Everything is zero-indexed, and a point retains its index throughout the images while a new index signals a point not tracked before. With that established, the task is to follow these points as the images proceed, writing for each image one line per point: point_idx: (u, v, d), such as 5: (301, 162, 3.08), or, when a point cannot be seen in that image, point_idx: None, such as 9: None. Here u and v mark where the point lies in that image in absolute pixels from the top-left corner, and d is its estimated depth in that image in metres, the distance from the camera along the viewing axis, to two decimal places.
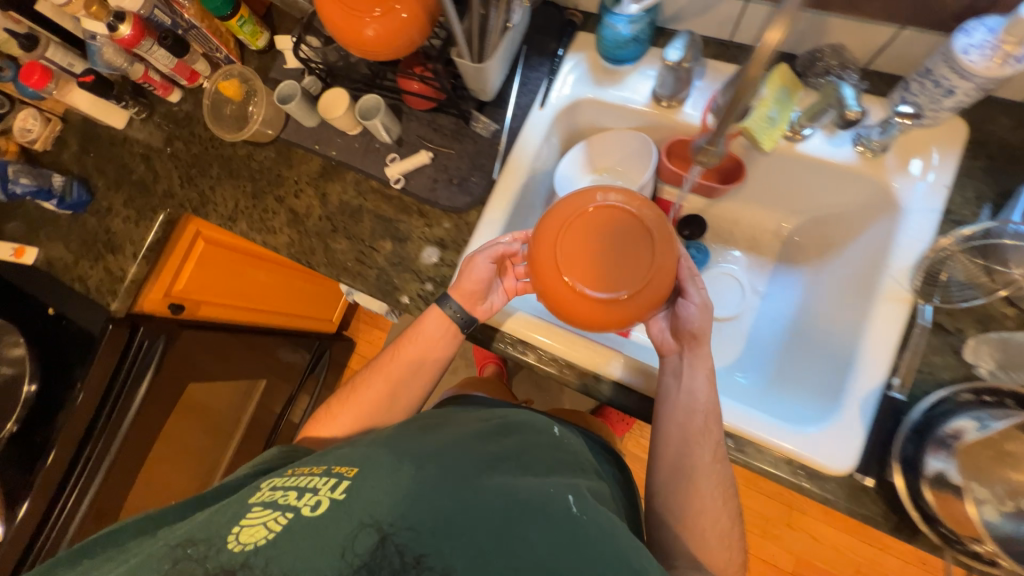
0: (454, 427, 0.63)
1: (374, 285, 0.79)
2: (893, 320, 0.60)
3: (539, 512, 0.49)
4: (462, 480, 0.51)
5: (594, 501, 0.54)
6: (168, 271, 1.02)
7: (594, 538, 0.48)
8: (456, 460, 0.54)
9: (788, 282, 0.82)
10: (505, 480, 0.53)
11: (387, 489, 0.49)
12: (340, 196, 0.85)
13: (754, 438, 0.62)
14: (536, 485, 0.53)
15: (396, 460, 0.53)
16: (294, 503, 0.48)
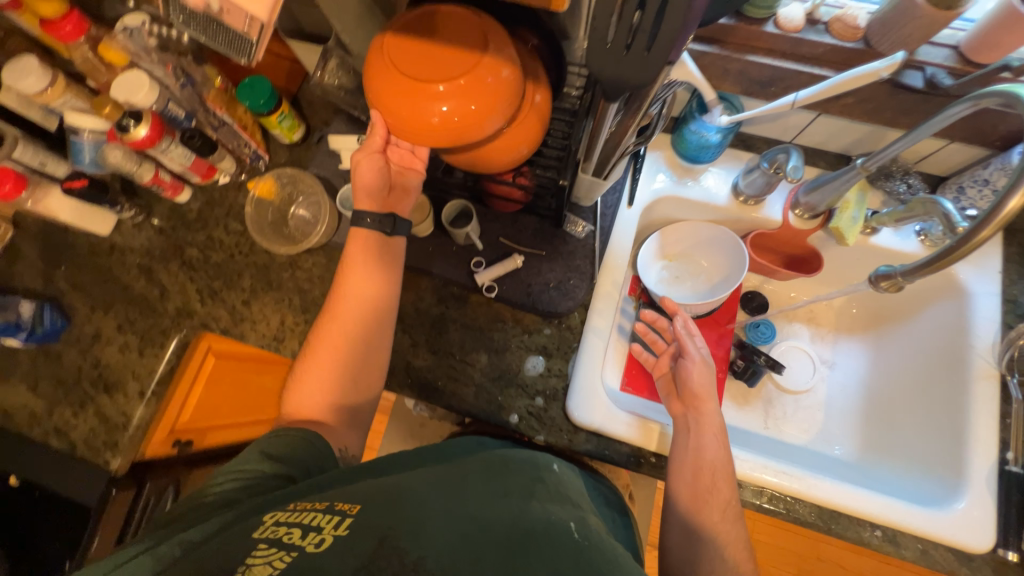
0: (467, 457, 0.55)
1: (474, 405, 0.71)
2: (990, 396, 0.68)
3: (546, 537, 0.41)
4: (463, 505, 0.44)
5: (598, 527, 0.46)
6: (177, 403, 0.83)
7: (602, 562, 0.40)
8: (466, 485, 0.47)
9: (850, 351, 0.89)
10: (515, 504, 0.45)
11: (383, 528, 0.42)
12: (417, 305, 0.76)
13: (902, 527, 0.64)
14: (541, 508, 0.46)
15: (404, 499, 0.45)
16: (299, 540, 0.42)
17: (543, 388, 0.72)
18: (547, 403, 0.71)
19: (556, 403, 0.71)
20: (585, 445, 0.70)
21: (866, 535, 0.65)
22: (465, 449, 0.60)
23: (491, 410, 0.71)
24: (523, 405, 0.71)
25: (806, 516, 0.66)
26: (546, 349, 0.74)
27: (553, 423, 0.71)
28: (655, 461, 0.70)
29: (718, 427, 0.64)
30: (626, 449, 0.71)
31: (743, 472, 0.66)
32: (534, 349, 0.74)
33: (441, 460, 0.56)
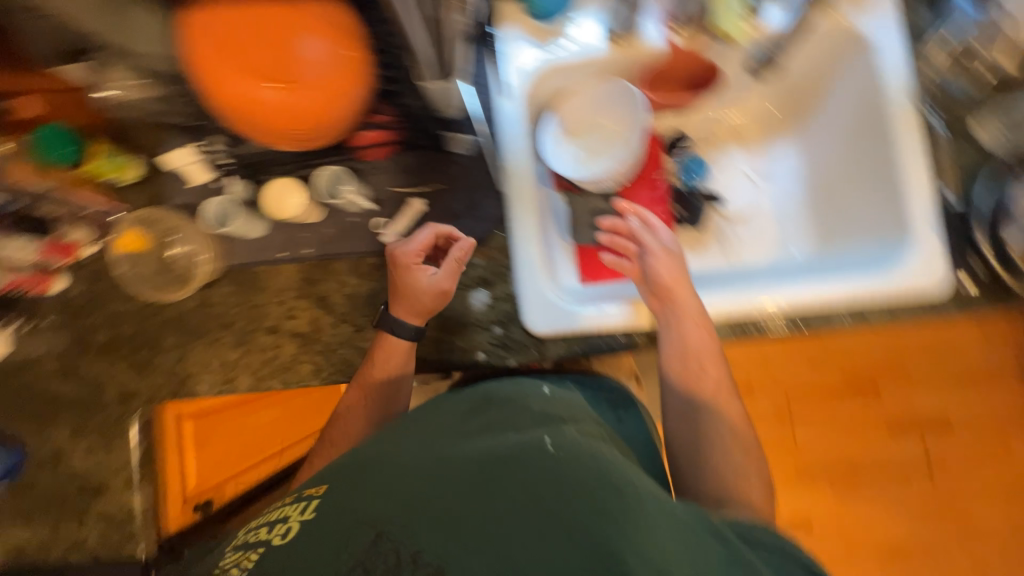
0: (452, 411, 0.62)
1: (439, 359, 0.70)
2: (914, 141, 0.66)
3: (516, 461, 0.49)
4: (434, 456, 0.53)
5: (576, 436, 0.54)
6: (175, 474, 0.84)
7: (569, 469, 0.48)
8: (441, 441, 0.55)
9: (784, 154, 0.86)
10: (486, 442, 0.53)
11: (362, 502, 0.48)
12: (344, 290, 0.73)
13: (862, 300, 0.66)
14: (518, 437, 0.53)
15: (387, 466, 0.52)
16: (266, 537, 0.50)
17: (497, 316, 0.70)
18: (506, 328, 0.70)
19: (514, 325, 0.70)
20: (557, 350, 0.70)
21: (836, 320, 0.66)
22: (445, 401, 0.67)
23: (458, 358, 0.70)
24: (484, 340, 0.70)
25: (777, 327, 0.67)
26: (485, 279, 0.71)
27: (520, 344, 0.70)
28: (628, 337, 0.71)
29: (698, 313, 0.66)
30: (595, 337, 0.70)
31: (708, 313, 0.66)
32: (474, 284, 0.71)
33: (422, 420, 0.62)
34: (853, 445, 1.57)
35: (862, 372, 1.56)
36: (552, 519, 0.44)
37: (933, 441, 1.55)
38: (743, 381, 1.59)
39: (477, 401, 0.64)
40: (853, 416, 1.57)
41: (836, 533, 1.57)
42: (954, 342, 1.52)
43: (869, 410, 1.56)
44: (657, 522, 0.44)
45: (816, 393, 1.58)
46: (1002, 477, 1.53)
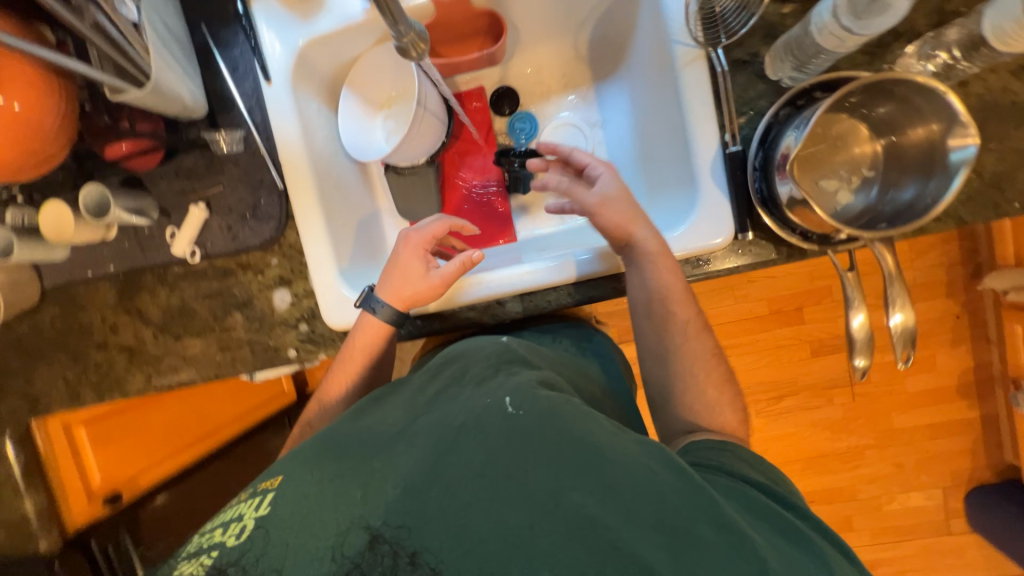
0: (410, 383, 0.59)
1: (255, 359, 0.72)
2: (700, 80, 0.59)
3: (474, 430, 0.44)
4: (396, 435, 0.48)
5: (536, 384, 0.50)
6: (72, 476, 0.92)
7: (534, 426, 0.43)
8: (398, 417, 0.51)
9: (615, 99, 0.79)
10: (439, 414, 0.49)
11: (325, 494, 0.44)
12: (156, 302, 0.74)
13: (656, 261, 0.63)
14: (474, 400, 0.49)
15: (346, 461, 0.47)
16: (218, 538, 0.45)
17: (301, 314, 0.71)
18: (311, 323, 0.71)
19: (320, 320, 0.71)
20: None
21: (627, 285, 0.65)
22: (405, 376, 0.63)
23: (270, 358, 0.72)
24: (293, 338, 0.71)
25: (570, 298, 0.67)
26: (284, 277, 0.71)
27: (328, 339, 0.71)
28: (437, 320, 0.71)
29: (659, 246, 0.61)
30: None
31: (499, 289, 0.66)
32: (275, 283, 0.71)
33: (370, 401, 0.59)
34: (777, 371, 1.60)
35: (785, 299, 1.57)
36: (522, 482, 0.40)
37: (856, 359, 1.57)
38: None
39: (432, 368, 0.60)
40: (777, 343, 1.59)
41: (762, 452, 1.65)
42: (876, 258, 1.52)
43: (793, 336, 1.58)
44: (628, 464, 0.42)
45: (741, 323, 1.59)
46: (924, 387, 1.56)
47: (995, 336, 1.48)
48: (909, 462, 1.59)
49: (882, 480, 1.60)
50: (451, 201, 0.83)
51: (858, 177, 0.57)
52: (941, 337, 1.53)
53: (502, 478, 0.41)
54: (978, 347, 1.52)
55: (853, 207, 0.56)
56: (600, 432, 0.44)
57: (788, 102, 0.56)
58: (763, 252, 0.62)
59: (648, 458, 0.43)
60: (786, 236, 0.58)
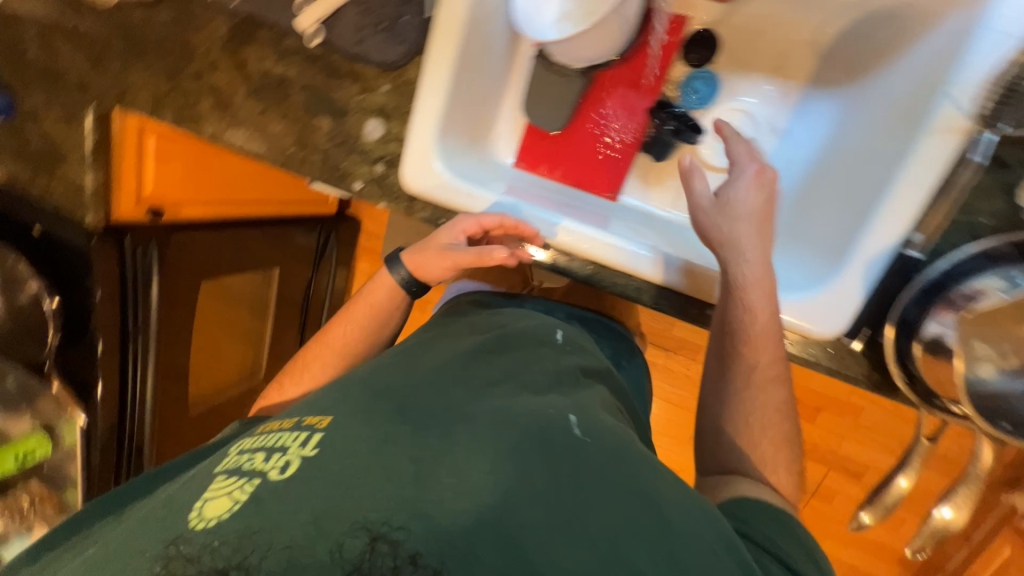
0: (478, 353, 0.57)
1: (322, 171, 0.71)
2: (939, 160, 0.49)
3: (531, 440, 0.42)
4: (448, 403, 0.47)
5: (601, 411, 0.48)
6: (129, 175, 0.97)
7: (593, 459, 0.42)
8: (448, 387, 0.50)
9: (816, 115, 0.66)
10: (496, 401, 0.47)
11: (367, 450, 0.42)
12: (260, 63, 0.70)
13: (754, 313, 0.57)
14: (537, 405, 0.47)
15: (388, 411, 0.47)
16: (260, 468, 0.45)
17: (383, 154, 0.67)
18: (388, 169, 0.67)
19: (396, 171, 0.67)
20: (423, 214, 0.68)
21: None
22: (463, 336, 0.63)
23: (334, 178, 0.70)
24: (365, 173, 0.69)
25: None
26: (385, 109, 0.66)
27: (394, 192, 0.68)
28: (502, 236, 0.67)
29: (769, 290, 0.55)
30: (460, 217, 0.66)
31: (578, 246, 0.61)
32: (374, 111, 0.66)
33: (424, 356, 0.57)
34: None
35: (813, 394, 1.49)
36: (572, 520, 0.37)
37: (833, 481, 1.53)
38: (691, 345, 1.56)
39: (498, 344, 0.58)
40: None
41: None
42: None
43: None
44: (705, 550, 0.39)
45: None
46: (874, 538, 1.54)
47: None
48: None
49: None
50: (581, 127, 0.75)
51: (1014, 360, 0.49)
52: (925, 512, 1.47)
53: (548, 507, 0.38)
54: None
55: (985, 386, 0.49)
56: (678, 501, 0.41)
57: (1011, 245, 0.48)
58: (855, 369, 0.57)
59: (711, 537, 0.41)
60: (895, 373, 0.53)
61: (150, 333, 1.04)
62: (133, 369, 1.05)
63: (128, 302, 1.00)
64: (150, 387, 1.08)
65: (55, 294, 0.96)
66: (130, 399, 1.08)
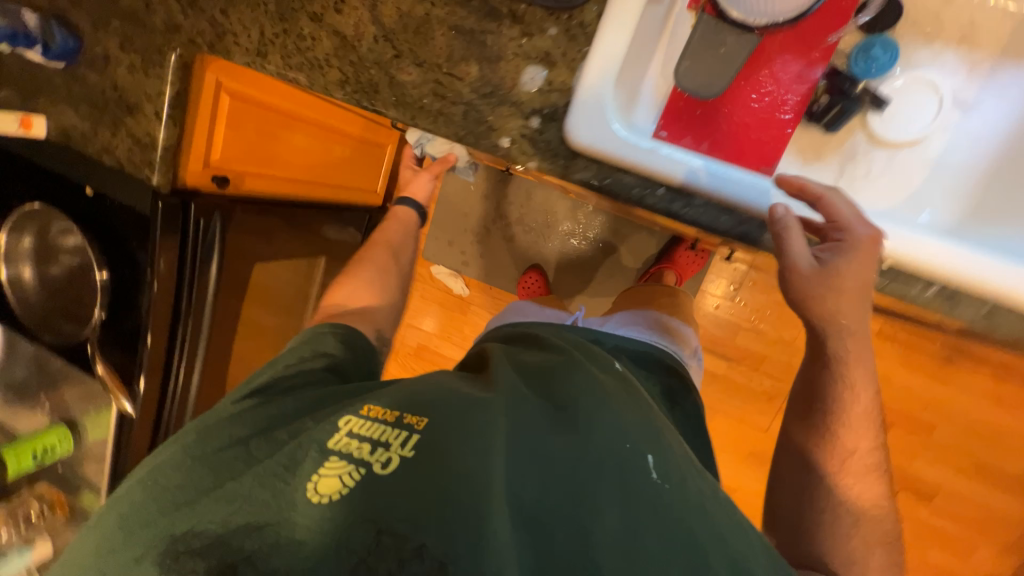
0: (548, 379, 0.64)
1: (462, 126, 0.62)
2: None
3: (609, 474, 0.52)
4: (539, 432, 0.55)
5: (671, 455, 0.57)
6: (200, 136, 0.86)
7: (667, 504, 0.52)
8: (532, 412, 0.57)
9: (1011, 86, 0.61)
10: (577, 436, 0.55)
11: (472, 462, 0.51)
12: (398, 3, 0.63)
13: (970, 284, 0.52)
14: (615, 440, 0.55)
15: (486, 425, 0.54)
16: (366, 457, 0.53)
17: (542, 106, 0.59)
18: (545, 123, 0.60)
19: (555, 125, 0.60)
20: (584, 174, 0.60)
21: (916, 292, 0.52)
22: (526, 352, 0.72)
23: (476, 132, 0.62)
24: (516, 127, 0.61)
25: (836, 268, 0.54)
26: (549, 55, 0.58)
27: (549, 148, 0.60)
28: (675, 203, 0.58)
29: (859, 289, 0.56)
30: (631, 177, 0.58)
31: (778, 211, 0.54)
32: (535, 57, 0.59)
33: (504, 373, 0.64)
34: None
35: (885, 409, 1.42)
36: (637, 555, 0.48)
37: (903, 502, 1.46)
38: (756, 355, 1.49)
39: (572, 368, 0.65)
40: None
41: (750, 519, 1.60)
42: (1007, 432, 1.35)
43: None
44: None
45: None
46: (943, 563, 1.46)
47: None
48: None
49: None
50: (738, 95, 0.69)
51: None
52: (1001, 537, 1.40)
53: (612, 538, 0.49)
54: None
55: None
56: (730, 551, 0.51)
57: None
58: None
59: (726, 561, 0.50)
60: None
61: (202, 321, 0.91)
62: (175, 369, 0.90)
63: (185, 282, 0.87)
64: (193, 390, 0.92)
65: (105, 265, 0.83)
66: (165, 407, 0.91)
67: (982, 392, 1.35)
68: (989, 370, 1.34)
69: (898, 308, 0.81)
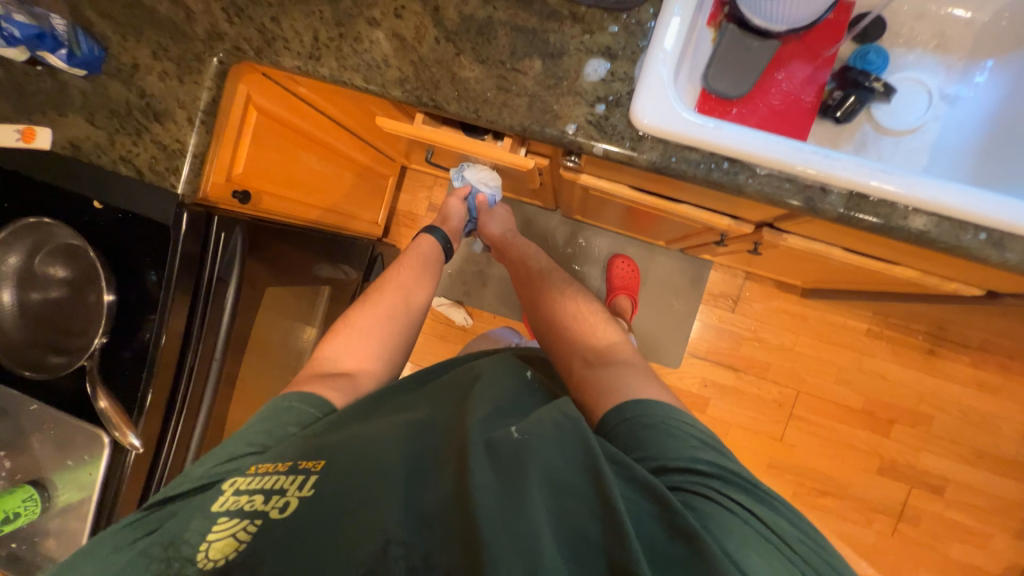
0: (427, 394, 0.65)
1: (527, 116, 0.65)
2: None
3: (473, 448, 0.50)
4: (417, 441, 0.55)
5: (540, 416, 0.55)
6: (227, 147, 0.83)
7: (535, 458, 0.49)
8: (419, 424, 0.58)
9: (985, 81, 0.73)
10: (448, 434, 0.55)
11: (347, 482, 0.51)
12: (460, 9, 0.67)
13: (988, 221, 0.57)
14: (484, 421, 0.54)
15: (363, 442, 0.55)
16: (261, 508, 0.50)
17: (605, 95, 0.64)
18: (609, 109, 0.63)
19: (619, 111, 0.63)
20: (651, 154, 0.63)
21: (966, 240, 0.58)
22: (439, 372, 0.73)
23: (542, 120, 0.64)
24: (581, 114, 0.64)
25: (894, 223, 0.59)
26: (610, 50, 0.64)
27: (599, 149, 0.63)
28: (740, 178, 0.61)
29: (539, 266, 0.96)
30: (697, 154, 0.62)
31: (837, 176, 0.59)
32: (597, 51, 0.64)
33: (391, 405, 0.65)
34: (834, 468, 1.52)
35: (884, 405, 1.50)
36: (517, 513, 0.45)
37: (915, 498, 1.49)
38: (761, 363, 1.54)
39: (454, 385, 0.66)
40: (851, 442, 1.51)
41: None
42: (993, 415, 1.45)
43: (870, 444, 1.50)
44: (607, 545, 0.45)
45: (827, 404, 1.52)
46: (965, 559, 1.48)
47: None
48: None
49: None
50: (764, 94, 0.76)
51: None
52: (1008, 522, 1.46)
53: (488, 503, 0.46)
54: None
55: None
56: (598, 483, 0.48)
57: None
58: None
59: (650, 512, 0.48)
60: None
61: (215, 343, 0.84)
62: (180, 397, 0.81)
63: (200, 300, 0.80)
64: (201, 419, 0.83)
65: (112, 282, 0.75)
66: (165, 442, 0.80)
67: (963, 379, 1.46)
68: (965, 358, 1.46)
69: (910, 286, 0.89)
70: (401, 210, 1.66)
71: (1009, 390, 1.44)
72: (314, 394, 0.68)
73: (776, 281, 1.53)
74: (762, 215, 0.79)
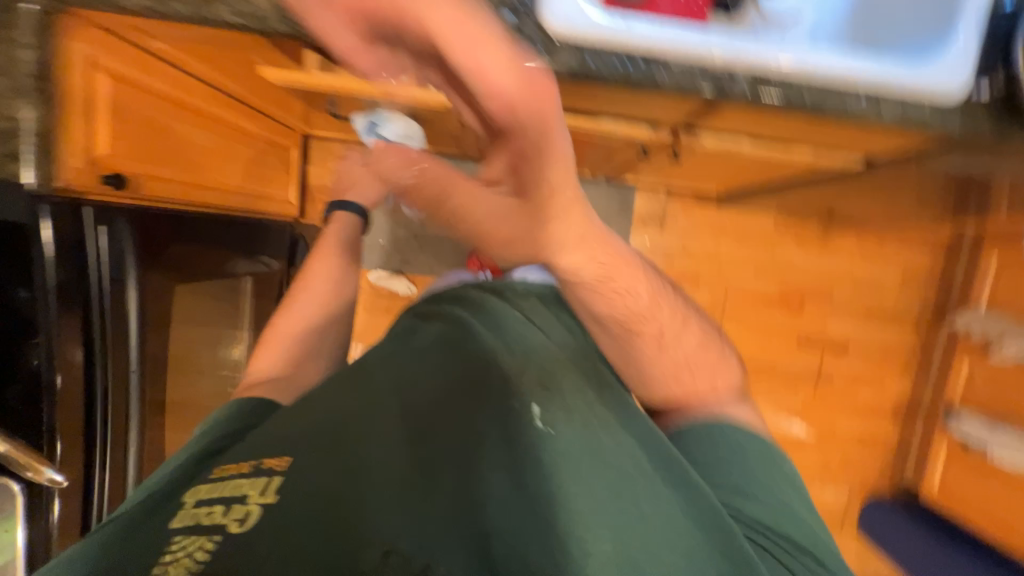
0: (425, 378, 0.69)
1: None
2: None
3: (504, 440, 0.60)
4: (421, 433, 0.61)
5: (568, 409, 0.65)
6: (77, 122, 0.68)
7: (562, 449, 0.60)
8: (420, 411, 0.64)
9: None
10: (458, 425, 0.62)
11: (334, 478, 0.53)
12: None
13: (864, 84, 0.63)
14: (503, 407, 0.63)
15: (365, 435, 0.59)
16: (221, 520, 0.51)
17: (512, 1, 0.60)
18: (519, 17, 0.60)
19: (529, 19, 0.60)
20: (568, 60, 0.61)
21: (852, 104, 0.64)
22: (421, 348, 0.76)
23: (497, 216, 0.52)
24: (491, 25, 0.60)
25: (794, 98, 0.64)
26: None
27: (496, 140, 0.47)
28: (655, 73, 0.62)
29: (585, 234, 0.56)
30: (612, 55, 0.62)
31: (741, 59, 0.62)
32: None
33: (385, 392, 0.67)
34: (763, 351, 1.73)
35: (795, 288, 1.71)
36: (562, 494, 0.56)
37: (828, 361, 1.75)
38: (692, 273, 1.67)
39: (445, 370, 0.70)
40: (774, 326, 1.72)
41: None
42: (875, 278, 1.72)
43: (789, 324, 1.72)
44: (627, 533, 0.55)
45: (751, 298, 1.70)
46: (868, 400, 1.78)
47: (934, 373, 1.75)
48: (833, 461, 1.81)
49: (808, 471, 1.81)
50: None
51: None
52: (895, 362, 1.77)
53: (512, 486, 0.56)
54: (918, 379, 1.77)
55: None
56: (635, 489, 0.58)
57: None
58: (978, 128, 0.65)
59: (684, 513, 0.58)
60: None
61: (129, 352, 0.76)
62: (99, 421, 0.72)
63: (93, 309, 0.71)
64: (133, 436, 0.77)
65: None
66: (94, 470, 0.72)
67: (851, 252, 1.70)
68: (851, 234, 1.69)
69: (807, 168, 0.99)
70: (313, 185, 1.52)
71: (885, 254, 1.71)
72: (249, 397, 0.75)
73: (693, 195, 1.64)
74: (679, 116, 0.82)
